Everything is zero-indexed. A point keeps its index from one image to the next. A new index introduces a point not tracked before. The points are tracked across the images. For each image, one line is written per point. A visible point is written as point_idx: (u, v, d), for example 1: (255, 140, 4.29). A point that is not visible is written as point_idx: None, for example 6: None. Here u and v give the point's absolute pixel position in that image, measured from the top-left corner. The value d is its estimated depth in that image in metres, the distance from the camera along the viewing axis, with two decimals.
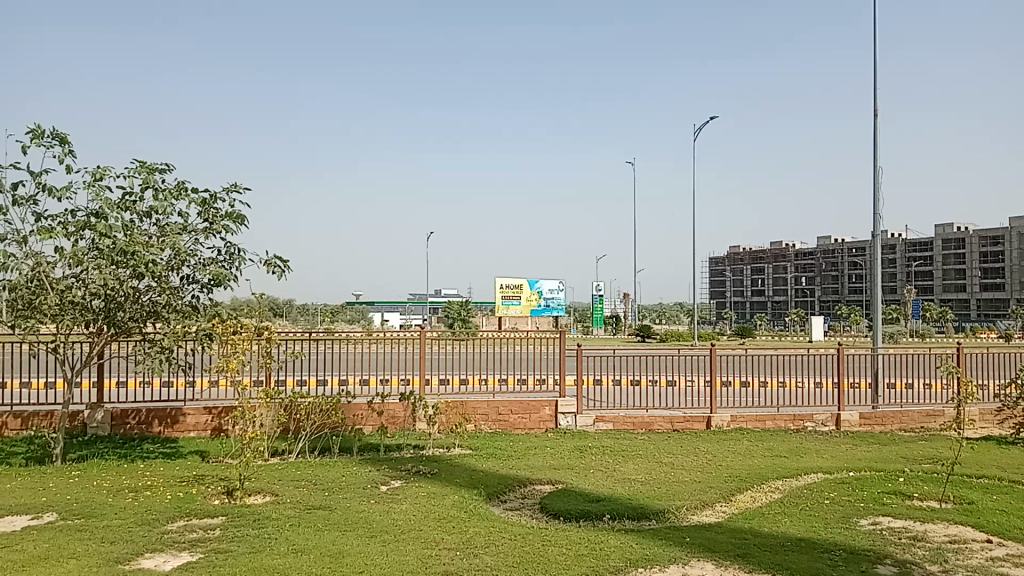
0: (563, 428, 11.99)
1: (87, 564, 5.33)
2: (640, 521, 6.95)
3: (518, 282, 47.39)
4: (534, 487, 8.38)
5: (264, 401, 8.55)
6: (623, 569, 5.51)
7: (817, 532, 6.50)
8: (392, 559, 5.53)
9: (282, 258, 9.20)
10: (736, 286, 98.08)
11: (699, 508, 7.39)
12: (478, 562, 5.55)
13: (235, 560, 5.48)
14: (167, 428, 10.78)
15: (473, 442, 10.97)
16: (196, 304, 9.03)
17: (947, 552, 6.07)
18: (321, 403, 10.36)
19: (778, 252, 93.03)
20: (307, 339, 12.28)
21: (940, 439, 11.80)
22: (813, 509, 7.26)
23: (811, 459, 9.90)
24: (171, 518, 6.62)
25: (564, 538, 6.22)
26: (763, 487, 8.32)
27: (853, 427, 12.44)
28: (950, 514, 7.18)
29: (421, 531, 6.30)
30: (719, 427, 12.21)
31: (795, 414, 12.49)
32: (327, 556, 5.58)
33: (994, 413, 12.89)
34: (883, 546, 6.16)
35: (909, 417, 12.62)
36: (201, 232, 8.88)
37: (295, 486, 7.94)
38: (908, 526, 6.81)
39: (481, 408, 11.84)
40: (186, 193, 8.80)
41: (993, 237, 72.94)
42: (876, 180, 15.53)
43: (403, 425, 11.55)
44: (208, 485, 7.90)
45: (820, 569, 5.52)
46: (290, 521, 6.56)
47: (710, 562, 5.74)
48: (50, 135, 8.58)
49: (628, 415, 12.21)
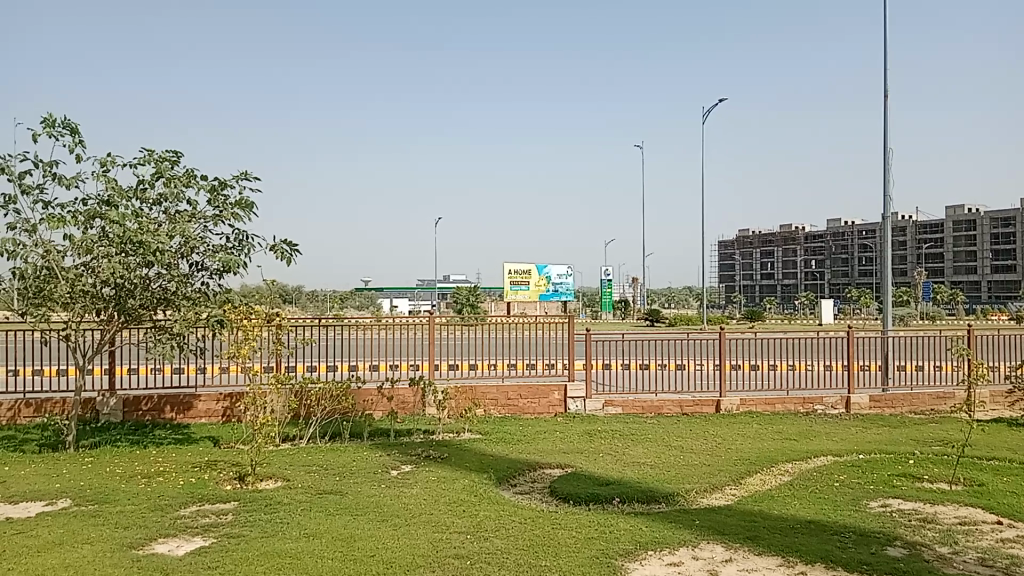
0: (572, 413, 12.01)
1: (101, 549, 5.39)
2: (650, 504, 6.97)
3: (525, 267, 47.34)
4: (543, 471, 8.40)
5: (275, 387, 8.60)
6: (633, 552, 5.53)
7: (827, 514, 6.50)
8: (403, 543, 5.57)
9: (290, 244, 9.20)
10: (745, 270, 97.87)
11: (708, 491, 7.40)
12: (488, 546, 5.58)
13: (247, 544, 5.53)
14: (178, 415, 10.86)
15: (482, 426, 11.00)
16: (205, 291, 9.07)
17: (957, 534, 6.08)
18: (331, 389, 10.41)
19: (787, 236, 92.73)
20: (317, 325, 12.28)
21: (950, 421, 11.76)
22: (823, 491, 7.26)
23: (821, 442, 9.90)
24: (184, 504, 6.67)
25: (573, 521, 6.26)
26: (771, 470, 8.31)
27: (863, 410, 12.41)
28: (959, 496, 7.19)
29: (431, 515, 6.34)
30: (728, 411, 12.20)
31: (804, 397, 12.47)
32: (338, 540, 5.63)
33: (1005, 395, 12.99)
34: (892, 528, 6.16)
35: (919, 399, 12.59)
36: (210, 219, 8.90)
37: (306, 471, 7.98)
38: (918, 508, 6.81)
39: (491, 393, 11.89)
40: (196, 181, 8.82)
41: (1004, 219, 72.57)
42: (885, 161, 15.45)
43: (413, 411, 11.62)
44: (220, 471, 7.95)
45: (830, 551, 5.53)
46: (301, 505, 6.62)
47: (720, 544, 5.76)
48: (61, 125, 8.61)
49: (637, 399, 12.23)
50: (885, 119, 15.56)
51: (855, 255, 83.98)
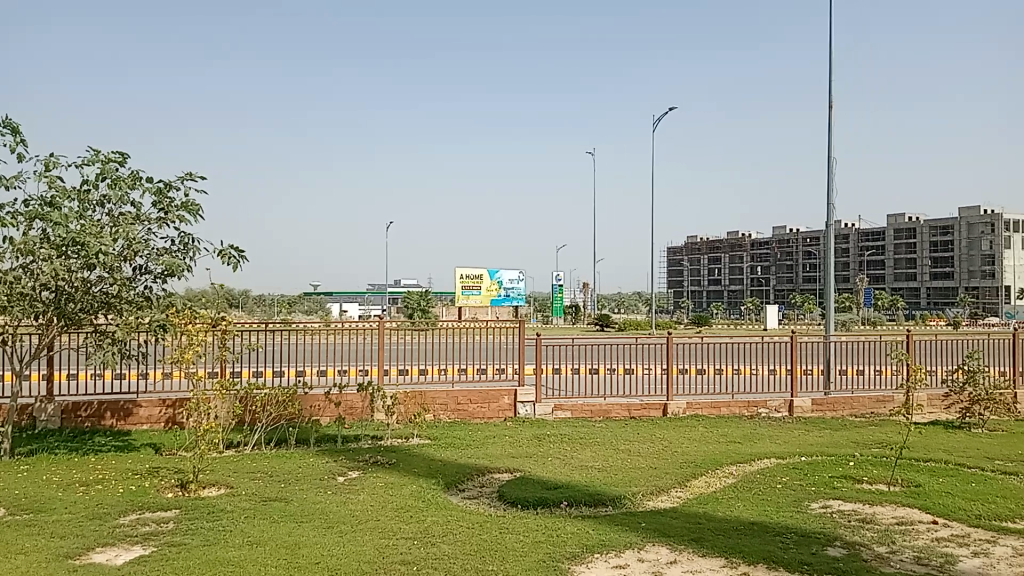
0: (522, 417, 12.07)
1: (36, 559, 5.24)
2: (597, 508, 7.02)
3: (477, 272, 47.43)
4: (492, 475, 8.40)
5: (220, 393, 8.46)
6: (580, 555, 5.56)
7: (769, 515, 6.63)
8: (349, 550, 5.52)
9: (237, 248, 9.06)
10: (694, 276, 99.25)
11: (654, 494, 7.48)
12: (435, 551, 5.56)
13: (189, 553, 5.43)
14: (119, 421, 10.63)
15: (431, 432, 10.96)
16: (148, 295, 8.87)
17: (894, 534, 6.24)
18: (277, 394, 10.24)
19: (734, 242, 94.25)
20: (266, 331, 12.13)
21: (889, 424, 12.06)
22: (766, 493, 7.40)
23: (764, 444, 10.08)
24: (123, 512, 6.53)
25: (521, 526, 6.27)
26: (717, 472, 8.44)
27: (805, 413, 12.68)
28: (897, 496, 7.38)
29: (378, 521, 6.30)
30: (676, 414, 12.38)
31: (749, 400, 12.68)
32: (283, 547, 5.56)
33: (942, 398, 13.34)
34: (833, 529, 6.31)
35: (860, 403, 12.91)
36: (154, 222, 8.73)
37: (250, 478, 7.87)
38: (858, 509, 6.98)
39: (440, 398, 11.83)
40: (141, 183, 8.64)
41: (941, 227, 74.75)
42: (828, 170, 15.78)
43: (361, 416, 11.53)
44: (162, 478, 7.81)
45: (772, 552, 5.63)
46: (245, 513, 6.51)
47: (665, 547, 5.82)
48: (3, 124, 8.37)
49: (587, 403, 12.33)
50: (831, 129, 15.89)
51: (800, 262, 85.68)
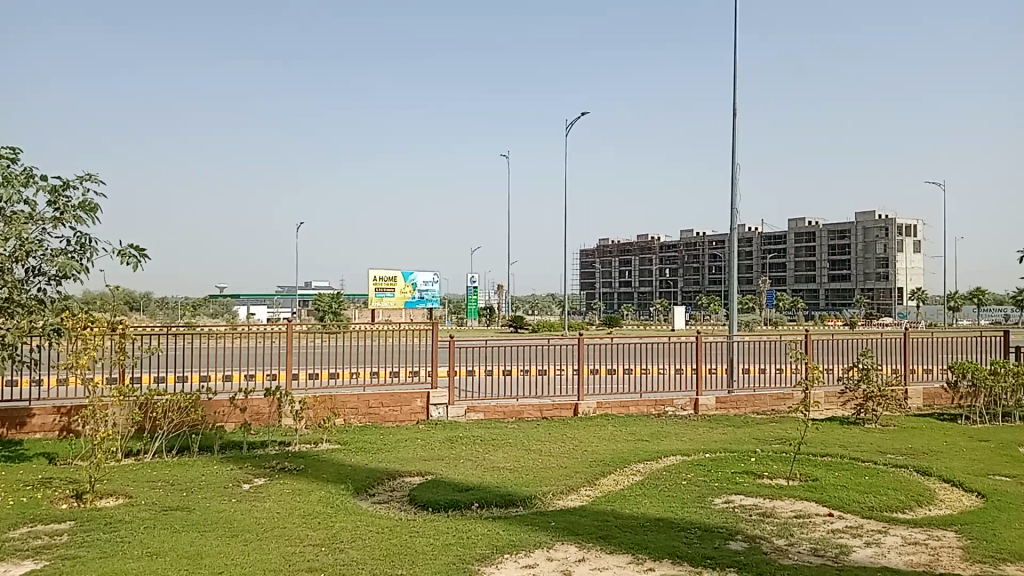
0: (434, 419, 12.04)
1: None
2: (508, 508, 7.06)
3: (390, 274, 47.02)
4: (402, 479, 8.35)
5: (118, 399, 8.15)
6: (489, 556, 5.59)
7: (674, 511, 6.80)
8: (255, 558, 5.42)
9: (137, 248, 8.75)
10: (606, 277, 100.78)
11: (564, 493, 7.58)
12: (343, 557, 5.51)
13: (85, 566, 5.22)
14: (9, 430, 10.10)
15: (341, 436, 10.82)
16: (42, 297, 8.48)
17: (792, 526, 6.50)
18: (180, 400, 9.94)
19: (645, 244, 96.17)
20: (169, 335, 11.75)
21: (789, 420, 12.53)
22: (672, 490, 7.59)
23: (670, 442, 10.34)
24: (13, 525, 6.21)
25: (431, 529, 6.26)
26: (625, 470, 8.61)
27: (710, 411, 13.05)
28: (795, 490, 7.68)
29: (285, 528, 6.19)
30: (586, 414, 12.56)
31: (656, 399, 12.97)
32: (185, 558, 5.41)
33: (838, 395, 13.95)
34: (735, 523, 6.52)
35: (761, 400, 13.36)
36: (48, 221, 8.36)
37: (150, 487, 7.62)
38: (758, 504, 7.23)
39: (351, 402, 11.68)
40: (35, 180, 8.26)
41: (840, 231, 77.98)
42: (732, 175, 16.28)
43: (269, 422, 11.29)
44: (56, 489, 7.48)
45: (678, 547, 5.78)
46: (144, 523, 6.30)
47: (573, 545, 5.90)
48: None
49: (499, 404, 12.38)
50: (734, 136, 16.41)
51: (708, 264, 88.05)
